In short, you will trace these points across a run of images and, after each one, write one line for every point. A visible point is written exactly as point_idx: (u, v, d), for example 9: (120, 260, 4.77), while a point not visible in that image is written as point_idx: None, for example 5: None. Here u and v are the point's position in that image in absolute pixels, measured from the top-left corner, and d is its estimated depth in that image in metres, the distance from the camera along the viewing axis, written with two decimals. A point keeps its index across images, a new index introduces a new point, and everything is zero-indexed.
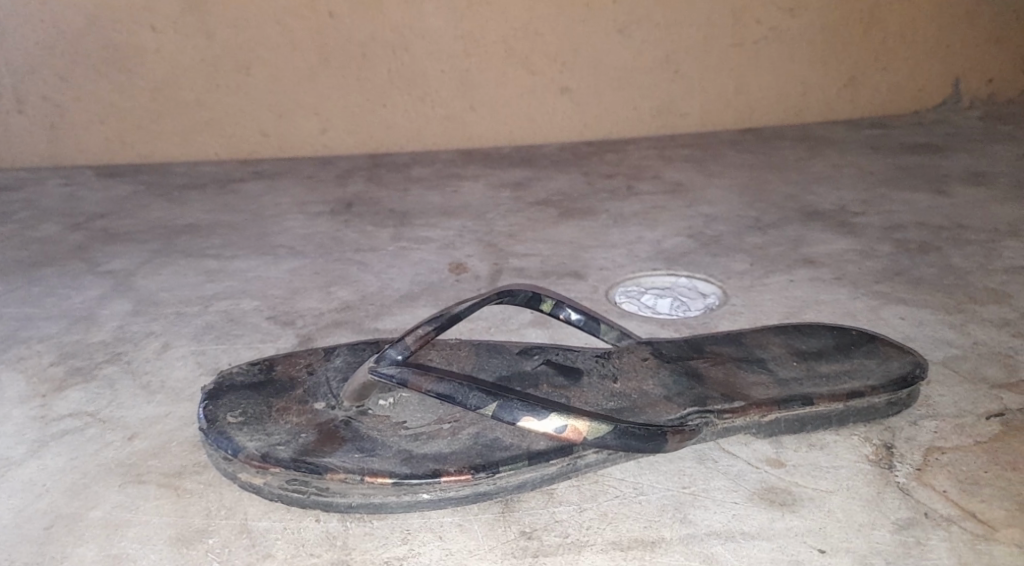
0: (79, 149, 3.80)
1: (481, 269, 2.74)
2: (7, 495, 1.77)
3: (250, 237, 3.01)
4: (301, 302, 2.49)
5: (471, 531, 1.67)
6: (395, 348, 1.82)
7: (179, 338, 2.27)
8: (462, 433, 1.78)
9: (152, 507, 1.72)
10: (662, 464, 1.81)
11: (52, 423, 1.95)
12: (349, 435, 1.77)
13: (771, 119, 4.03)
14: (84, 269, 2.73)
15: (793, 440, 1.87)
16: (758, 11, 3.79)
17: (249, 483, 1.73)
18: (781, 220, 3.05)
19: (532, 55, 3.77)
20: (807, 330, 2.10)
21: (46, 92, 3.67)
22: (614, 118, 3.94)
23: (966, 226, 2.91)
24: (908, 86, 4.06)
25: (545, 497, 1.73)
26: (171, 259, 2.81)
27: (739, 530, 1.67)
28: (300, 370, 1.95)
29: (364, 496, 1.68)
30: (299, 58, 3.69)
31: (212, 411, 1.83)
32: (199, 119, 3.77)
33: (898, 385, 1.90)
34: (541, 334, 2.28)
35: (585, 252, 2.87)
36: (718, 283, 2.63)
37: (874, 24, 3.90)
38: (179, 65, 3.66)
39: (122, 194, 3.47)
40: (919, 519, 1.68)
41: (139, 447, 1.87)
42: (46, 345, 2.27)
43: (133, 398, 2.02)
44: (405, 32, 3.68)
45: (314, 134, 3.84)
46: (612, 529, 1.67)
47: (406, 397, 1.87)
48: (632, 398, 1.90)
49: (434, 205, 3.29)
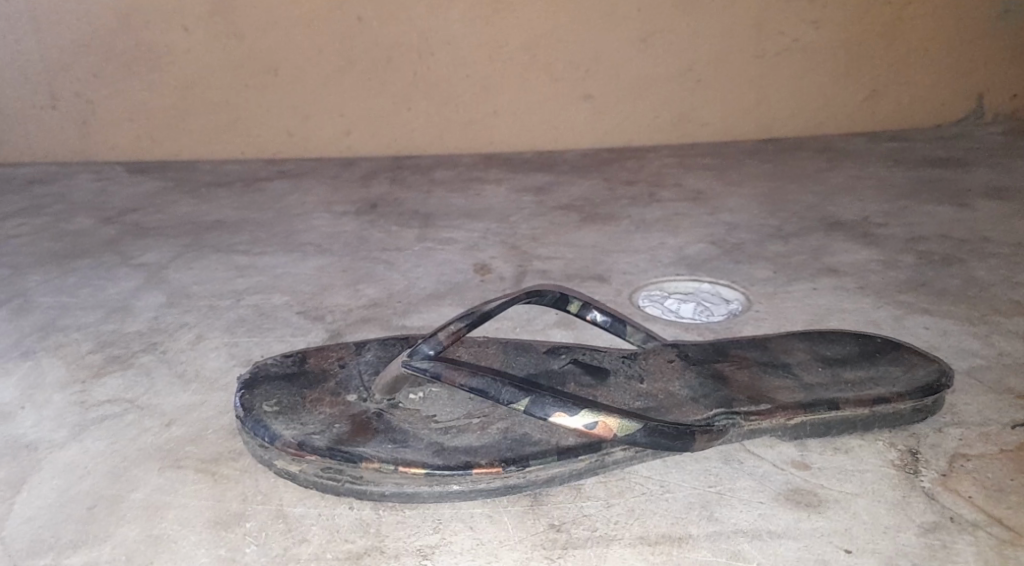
0: (110, 145, 3.86)
1: (506, 270, 2.77)
2: (48, 477, 1.81)
3: (279, 234, 3.05)
4: (331, 298, 2.53)
5: (502, 523, 1.70)
6: (428, 343, 1.85)
7: (212, 330, 2.31)
8: (492, 427, 1.81)
9: (190, 491, 1.76)
10: (689, 463, 1.83)
11: (91, 409, 1.99)
12: (382, 426, 1.80)
13: (793, 130, 4.05)
14: (117, 261, 2.78)
15: (818, 444, 1.89)
16: (783, 23, 3.82)
17: (285, 470, 1.76)
18: (804, 229, 3.07)
19: (557, 62, 3.81)
20: (831, 338, 2.13)
21: (79, 88, 3.73)
22: (638, 125, 3.97)
23: (988, 240, 2.92)
24: (930, 101, 4.07)
25: (573, 492, 1.76)
26: (202, 254, 2.86)
27: (766, 528, 1.70)
28: (332, 363, 1.99)
29: (397, 485, 1.72)
30: (327, 60, 3.74)
31: (248, 400, 1.87)
32: (228, 118, 3.82)
33: (923, 393, 1.92)
34: (567, 335, 2.31)
35: (608, 255, 2.90)
36: (742, 290, 2.65)
37: (898, 39, 3.92)
38: (209, 64, 3.71)
39: (152, 189, 3.52)
40: (944, 523, 1.70)
41: (176, 433, 1.90)
42: (83, 334, 2.31)
43: (169, 386, 2.06)
44: (433, 37, 3.72)
45: (340, 135, 3.89)
46: (639, 524, 1.70)
47: (437, 392, 1.91)
48: (659, 399, 1.92)
49: (459, 207, 3.33)
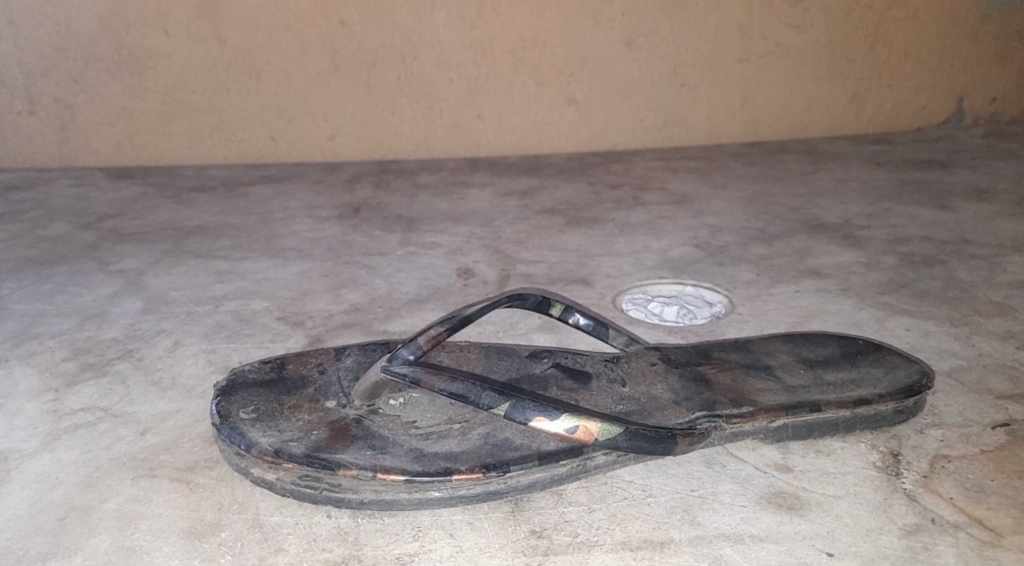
0: (89, 150, 3.82)
1: (489, 275, 2.75)
2: (20, 487, 1.78)
3: (259, 239, 3.03)
4: (311, 304, 2.51)
5: (482, 529, 1.68)
6: (407, 348, 1.83)
7: (190, 337, 2.29)
8: (472, 433, 1.79)
9: (165, 501, 1.73)
10: (671, 467, 1.82)
11: (64, 418, 1.96)
12: (361, 432, 1.78)
13: (777, 132, 4.05)
14: (94, 268, 2.75)
15: (801, 446, 1.88)
16: (765, 25, 3.82)
17: (261, 478, 1.74)
18: (787, 231, 3.07)
19: (540, 65, 3.79)
20: (814, 339, 2.12)
21: (57, 93, 3.69)
22: (621, 128, 3.97)
23: (970, 241, 2.93)
24: (912, 103, 4.08)
25: (554, 497, 1.75)
26: (181, 259, 2.83)
27: (747, 532, 1.68)
28: (311, 369, 1.97)
29: (376, 492, 1.70)
30: (309, 64, 3.71)
31: (225, 407, 1.85)
32: (209, 123, 3.80)
33: (905, 394, 1.91)
34: (549, 338, 2.29)
35: (592, 259, 2.88)
36: (725, 292, 2.64)
37: (880, 41, 3.92)
38: (190, 68, 3.69)
39: (132, 195, 3.49)
40: (926, 525, 1.69)
41: (152, 442, 1.88)
42: (58, 342, 2.28)
43: (145, 394, 2.03)
44: (415, 40, 3.70)
45: (322, 139, 3.86)
46: (621, 529, 1.68)
47: (417, 398, 1.89)
48: (641, 402, 1.91)
49: (442, 211, 3.31)
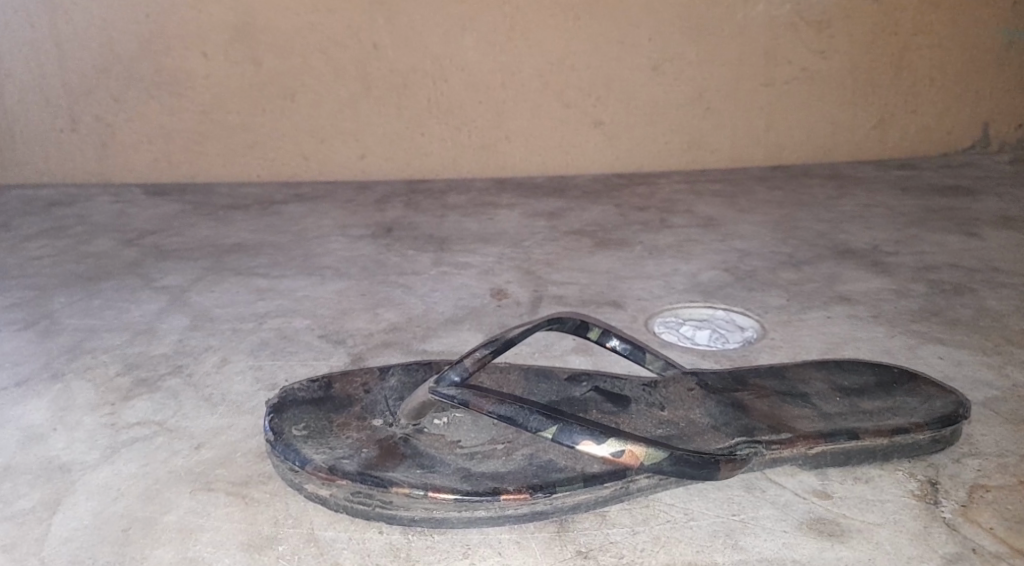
0: (128, 167, 3.89)
1: (522, 296, 2.80)
2: (82, 498, 1.83)
3: (296, 257, 3.09)
4: (350, 323, 2.56)
5: (530, 548, 1.72)
6: (454, 370, 1.87)
7: (236, 353, 2.34)
8: (517, 454, 1.84)
9: (223, 514, 1.78)
10: (712, 492, 1.85)
11: (121, 431, 2.02)
12: (409, 451, 1.83)
13: (802, 157, 4.09)
14: (140, 284, 2.81)
15: (838, 473, 1.91)
16: (791, 53, 3.87)
17: (314, 494, 1.79)
18: (815, 257, 3.11)
19: (568, 89, 3.85)
20: (848, 367, 2.15)
21: (99, 112, 3.78)
22: (648, 152, 4.01)
23: (999, 269, 2.96)
24: (938, 131, 4.11)
25: (598, 519, 1.78)
26: (222, 277, 2.89)
27: (790, 557, 1.72)
28: (356, 388, 2.01)
29: (427, 510, 1.74)
30: (341, 86, 3.78)
31: (277, 423, 1.90)
32: (245, 142, 3.86)
33: (941, 423, 1.94)
34: (585, 361, 2.34)
35: (623, 281, 2.93)
36: (757, 317, 2.67)
37: (906, 69, 3.97)
38: (226, 89, 3.76)
39: (171, 211, 3.55)
40: (966, 554, 1.72)
41: (206, 456, 1.93)
42: (111, 356, 2.34)
43: (197, 409, 2.08)
44: (445, 64, 3.77)
45: (353, 159, 3.92)
46: (666, 552, 1.72)
47: (460, 418, 1.93)
48: (680, 427, 1.95)
49: (472, 231, 3.37)
